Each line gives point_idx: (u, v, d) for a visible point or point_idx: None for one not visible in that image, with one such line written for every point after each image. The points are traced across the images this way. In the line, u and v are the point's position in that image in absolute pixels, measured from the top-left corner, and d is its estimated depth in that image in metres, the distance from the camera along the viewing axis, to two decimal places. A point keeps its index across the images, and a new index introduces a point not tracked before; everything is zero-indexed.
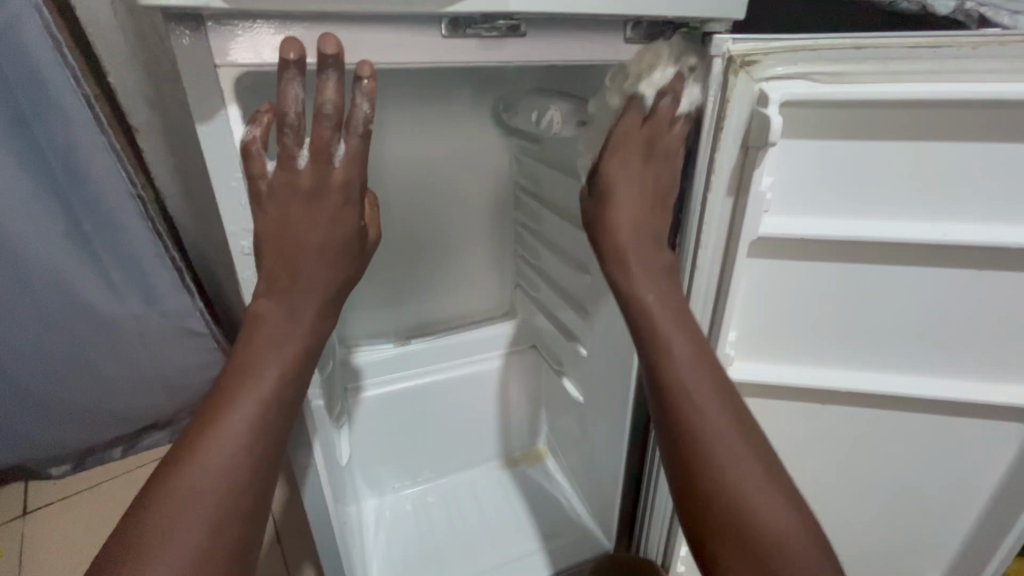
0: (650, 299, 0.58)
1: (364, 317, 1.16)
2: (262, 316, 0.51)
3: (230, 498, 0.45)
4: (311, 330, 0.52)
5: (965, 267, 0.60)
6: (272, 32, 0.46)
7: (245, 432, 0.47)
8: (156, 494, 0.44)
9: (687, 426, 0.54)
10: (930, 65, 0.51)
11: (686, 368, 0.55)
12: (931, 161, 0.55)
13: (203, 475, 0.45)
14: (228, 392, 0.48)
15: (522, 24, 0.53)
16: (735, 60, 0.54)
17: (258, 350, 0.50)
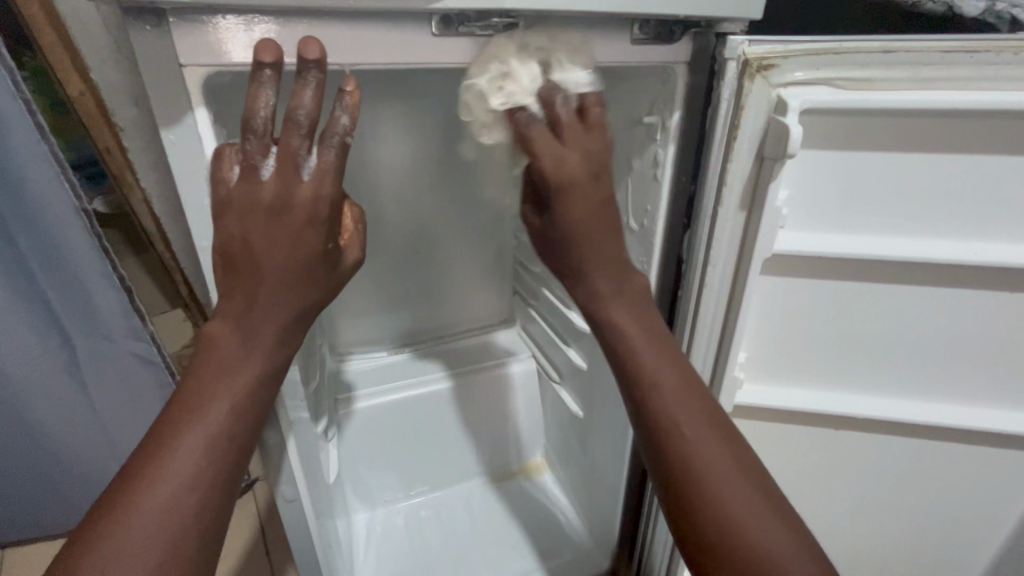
0: (630, 328, 0.52)
1: (356, 325, 1.13)
2: (215, 342, 0.47)
3: (176, 539, 0.42)
4: (264, 358, 0.48)
5: (998, 288, 0.56)
6: (244, 29, 0.42)
7: (184, 470, 0.43)
8: (92, 534, 0.41)
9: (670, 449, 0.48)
10: (965, 71, 0.47)
11: (664, 387, 0.50)
12: (964, 174, 0.50)
13: (135, 519, 0.41)
14: (169, 425, 0.44)
15: (520, 22, 0.49)
16: (752, 64, 0.49)
17: (202, 379, 0.46)
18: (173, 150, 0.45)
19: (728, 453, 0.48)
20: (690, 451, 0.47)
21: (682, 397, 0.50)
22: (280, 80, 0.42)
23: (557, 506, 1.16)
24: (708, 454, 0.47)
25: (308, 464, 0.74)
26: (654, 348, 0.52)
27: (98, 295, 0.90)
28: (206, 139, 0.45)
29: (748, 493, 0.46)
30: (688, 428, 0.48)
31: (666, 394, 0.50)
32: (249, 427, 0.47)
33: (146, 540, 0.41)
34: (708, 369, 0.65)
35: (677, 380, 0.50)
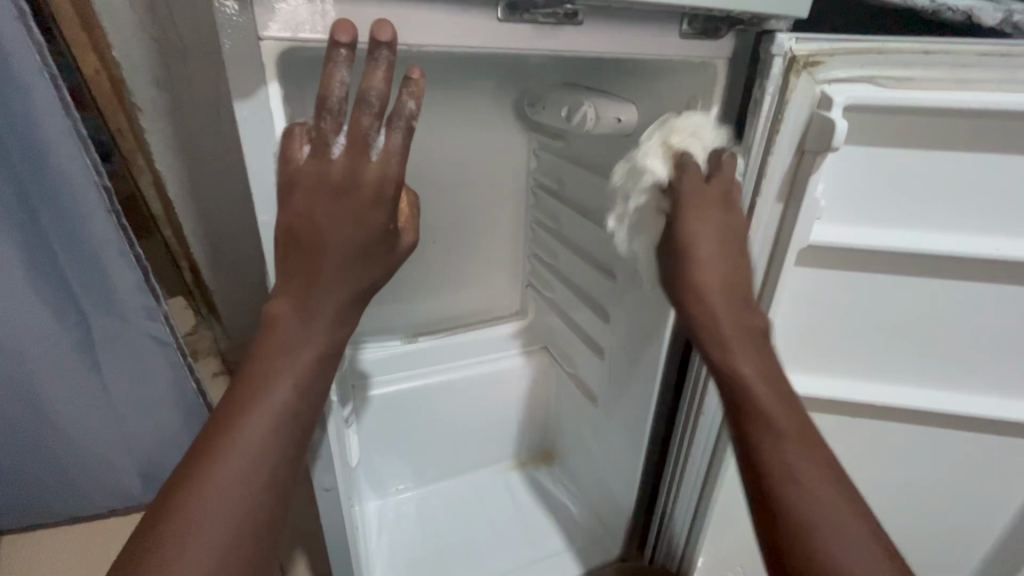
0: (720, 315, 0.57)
1: (371, 313, 1.13)
2: (278, 321, 0.48)
3: (246, 516, 0.42)
4: (323, 340, 0.49)
5: (1019, 282, 0.58)
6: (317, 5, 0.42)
7: (253, 447, 0.43)
8: (165, 511, 0.41)
9: (750, 422, 0.53)
10: (998, 74, 0.50)
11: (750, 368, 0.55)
12: (990, 171, 0.53)
13: (206, 495, 0.41)
14: (237, 402, 0.45)
15: (580, 12, 0.50)
16: (798, 61, 0.52)
17: (266, 358, 0.47)
18: (243, 125, 0.45)
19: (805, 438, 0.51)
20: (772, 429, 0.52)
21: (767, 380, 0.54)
22: (353, 60, 0.42)
23: (567, 496, 1.18)
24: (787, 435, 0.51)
25: (339, 446, 0.74)
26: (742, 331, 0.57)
27: (114, 272, 0.90)
28: (276, 114, 0.46)
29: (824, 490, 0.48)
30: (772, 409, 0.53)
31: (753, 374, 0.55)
32: (310, 408, 0.48)
33: (214, 518, 0.41)
34: None
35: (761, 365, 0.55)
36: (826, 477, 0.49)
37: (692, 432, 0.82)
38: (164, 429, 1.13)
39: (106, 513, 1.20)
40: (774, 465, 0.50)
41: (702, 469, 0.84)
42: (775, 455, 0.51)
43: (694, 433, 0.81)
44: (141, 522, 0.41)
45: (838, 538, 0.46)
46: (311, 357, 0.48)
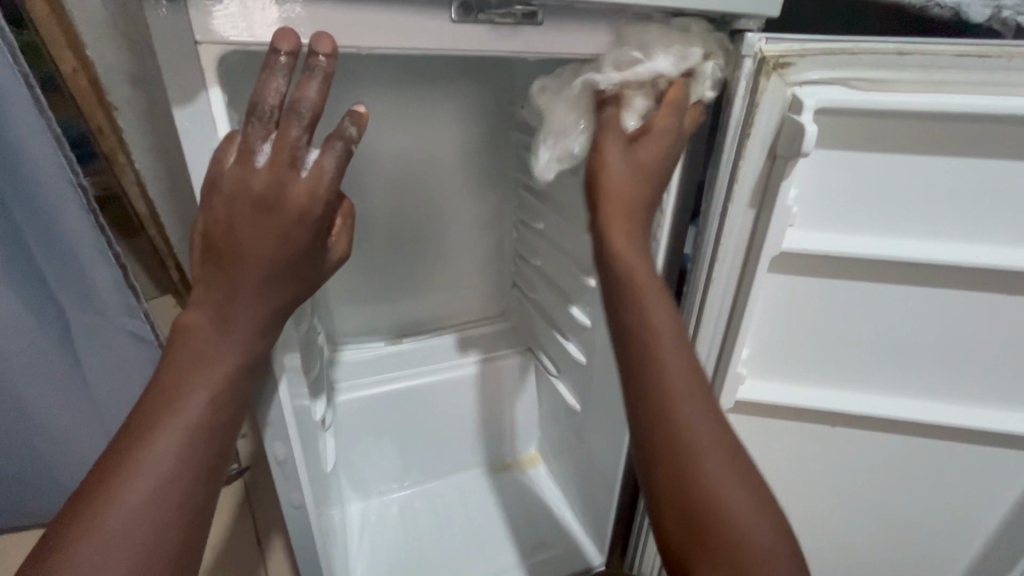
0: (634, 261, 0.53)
1: (351, 315, 1.12)
2: (192, 332, 0.46)
3: (155, 539, 0.40)
4: (237, 351, 0.47)
5: (996, 291, 0.57)
6: (261, 7, 0.41)
7: (159, 464, 0.42)
8: (62, 536, 0.39)
9: (654, 383, 0.49)
10: (975, 76, 0.48)
11: (667, 356, 0.49)
12: (967, 177, 0.51)
13: (111, 516, 0.39)
14: (141, 417, 0.43)
15: (540, 12, 0.48)
16: (768, 62, 0.49)
17: (173, 374, 0.45)
18: (185, 131, 0.44)
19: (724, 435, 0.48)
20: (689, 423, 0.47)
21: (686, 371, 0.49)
22: (291, 71, 0.41)
23: (551, 498, 1.17)
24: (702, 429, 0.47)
25: (307, 454, 0.73)
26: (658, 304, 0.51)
27: (92, 272, 0.88)
28: (220, 120, 0.44)
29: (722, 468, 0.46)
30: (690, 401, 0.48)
31: (673, 360, 0.49)
32: (226, 422, 0.46)
33: (116, 540, 0.39)
34: (711, 367, 0.66)
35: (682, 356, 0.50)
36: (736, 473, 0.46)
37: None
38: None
39: None
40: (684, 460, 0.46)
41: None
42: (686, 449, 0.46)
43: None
44: (42, 542, 0.40)
45: (742, 526, 0.44)
46: (223, 369, 0.46)
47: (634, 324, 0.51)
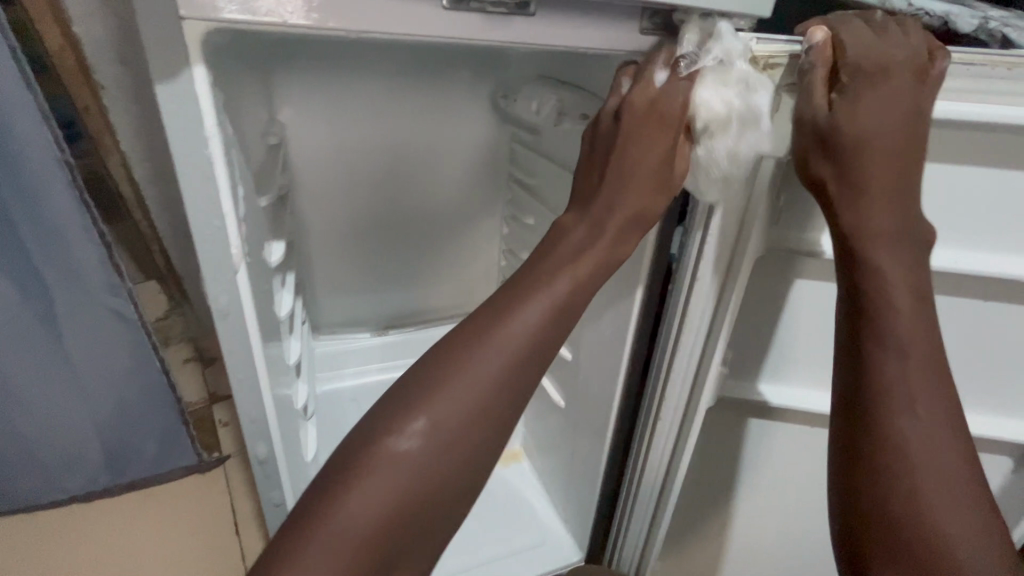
0: (887, 223, 0.50)
1: (334, 305, 1.14)
2: (501, 319, 0.53)
3: (412, 491, 0.47)
4: (535, 329, 0.52)
5: (968, 295, 0.59)
6: None
7: (445, 419, 0.49)
8: (356, 462, 0.47)
9: (890, 347, 0.48)
10: (958, 83, 0.49)
11: (911, 356, 0.48)
12: (942, 183, 0.53)
13: (388, 461, 0.47)
14: (440, 359, 0.52)
15: (532, 2, 0.48)
16: (758, 62, 0.51)
17: (476, 335, 0.52)
18: (167, 110, 0.42)
19: (959, 442, 0.47)
20: (910, 430, 0.47)
21: (929, 371, 0.48)
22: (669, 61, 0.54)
23: (533, 495, 1.17)
24: (932, 446, 0.46)
25: (287, 446, 0.72)
26: (914, 305, 0.49)
27: (77, 252, 0.87)
28: (204, 99, 0.43)
29: (947, 447, 0.47)
30: (922, 412, 0.47)
31: (911, 362, 0.48)
32: (482, 434, 0.51)
33: (403, 475, 0.47)
34: (693, 365, 0.67)
35: (929, 353, 0.48)
36: (962, 489, 0.45)
37: (645, 451, 0.77)
38: (130, 415, 1.11)
39: (69, 500, 1.19)
40: (901, 461, 0.46)
41: (655, 493, 0.80)
42: (904, 455, 0.46)
43: (646, 454, 0.77)
44: (336, 459, 0.49)
45: (942, 519, 0.45)
46: (518, 342, 0.52)
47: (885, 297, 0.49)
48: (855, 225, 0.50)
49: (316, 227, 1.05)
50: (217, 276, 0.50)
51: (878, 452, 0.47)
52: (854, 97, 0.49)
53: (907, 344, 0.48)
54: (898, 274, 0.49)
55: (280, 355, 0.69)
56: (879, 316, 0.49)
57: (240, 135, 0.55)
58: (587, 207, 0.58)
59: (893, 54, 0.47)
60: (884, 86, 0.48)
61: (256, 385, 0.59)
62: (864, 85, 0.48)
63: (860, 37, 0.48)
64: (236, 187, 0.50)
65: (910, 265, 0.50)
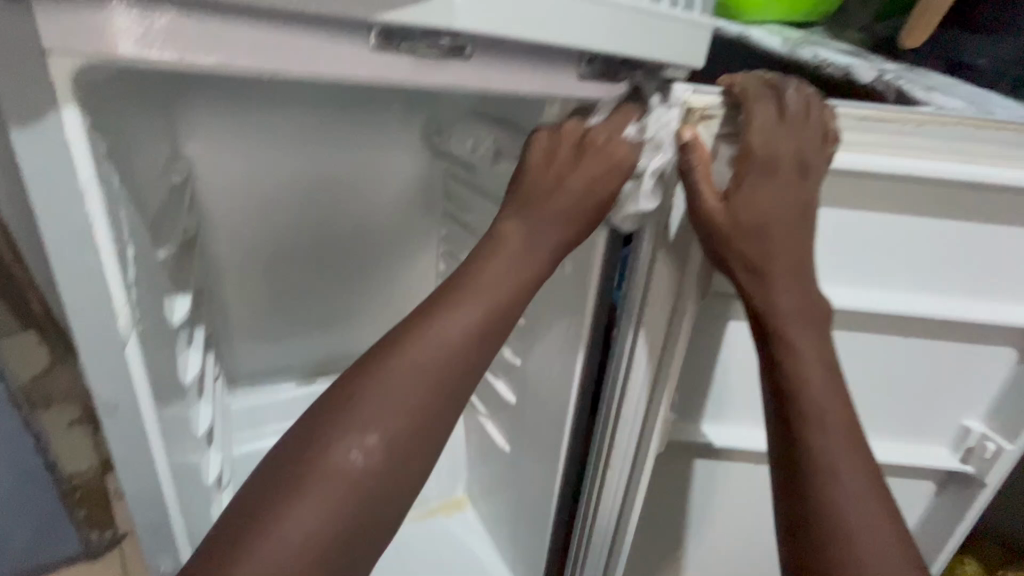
0: (785, 290, 0.48)
1: (251, 353, 1.03)
2: (430, 317, 0.48)
3: (348, 519, 0.41)
4: (482, 320, 0.49)
5: (886, 331, 0.63)
6: (131, 13, 0.34)
7: (395, 419, 0.44)
8: (277, 493, 0.40)
9: (803, 414, 0.47)
10: (879, 138, 0.51)
11: (832, 427, 0.46)
12: (863, 229, 0.56)
13: (320, 485, 0.41)
14: (386, 351, 0.47)
15: (468, 45, 0.45)
16: (695, 113, 0.50)
17: (421, 327, 0.48)
18: (25, 159, 0.35)
19: (890, 508, 0.44)
20: (843, 500, 0.44)
21: (847, 442, 0.46)
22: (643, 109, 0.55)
23: (479, 547, 1.10)
24: (866, 512, 0.44)
25: (194, 533, 0.61)
26: (826, 376, 0.48)
27: None
28: (75, 146, 0.36)
29: (874, 514, 0.44)
30: (849, 478, 0.45)
31: (832, 432, 0.46)
32: (427, 440, 0.46)
33: (351, 493, 0.41)
34: (641, 408, 0.65)
35: (845, 419, 0.47)
36: (906, 558, 0.42)
37: (595, 499, 0.73)
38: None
39: None
40: (838, 538, 0.43)
41: (608, 543, 0.76)
42: (838, 529, 0.43)
43: (597, 504, 0.73)
44: (237, 512, 0.40)
45: None
46: (463, 332, 0.48)
47: (789, 362, 0.48)
48: (766, 304, 0.49)
49: (231, 268, 0.95)
50: (98, 349, 0.42)
51: (818, 528, 0.44)
52: (747, 192, 0.47)
53: (818, 409, 0.47)
54: (808, 345, 0.48)
55: (183, 427, 0.60)
56: (796, 389, 0.47)
57: (128, 180, 0.47)
58: (527, 212, 0.55)
59: (781, 150, 0.46)
60: (771, 179, 0.47)
61: (151, 472, 0.50)
62: (758, 176, 0.47)
63: (764, 126, 0.46)
64: (123, 244, 0.42)
65: (819, 337, 0.49)
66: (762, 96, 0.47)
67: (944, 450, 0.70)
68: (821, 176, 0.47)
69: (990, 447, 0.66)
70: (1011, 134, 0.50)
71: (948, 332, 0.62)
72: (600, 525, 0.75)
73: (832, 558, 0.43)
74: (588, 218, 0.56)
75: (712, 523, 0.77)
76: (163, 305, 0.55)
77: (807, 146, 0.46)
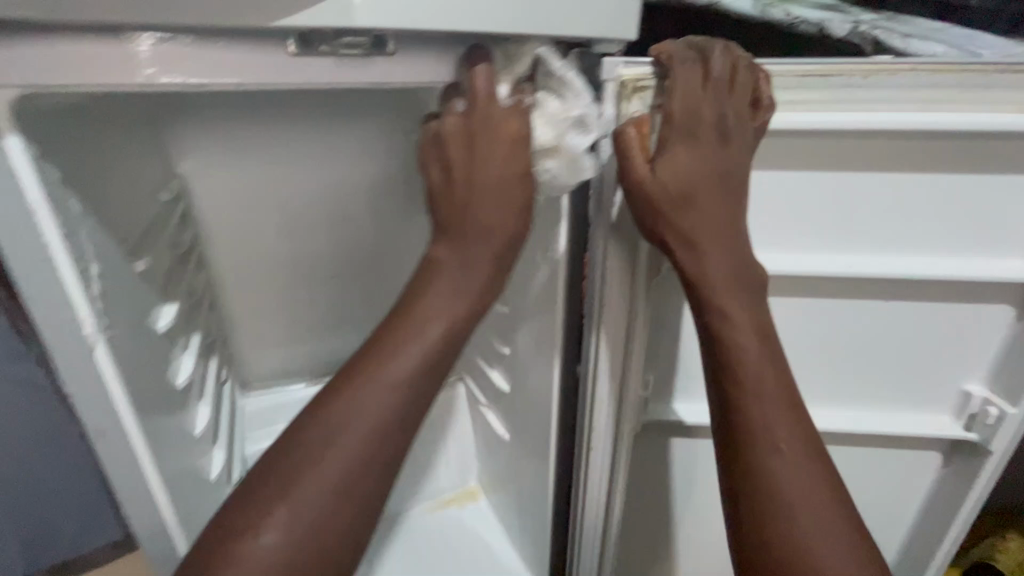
0: (718, 261, 0.47)
1: (261, 356, 1.09)
2: (440, 263, 0.54)
3: (375, 431, 0.49)
4: (415, 369, 0.50)
5: (866, 296, 0.60)
6: (41, 45, 0.36)
7: (329, 472, 0.47)
8: (335, 394, 0.50)
9: (740, 385, 0.46)
10: (827, 94, 0.49)
11: (768, 396, 0.45)
12: (826, 190, 0.54)
13: (366, 392, 0.49)
14: (406, 318, 0.52)
15: (389, 41, 0.46)
16: (626, 86, 0.49)
17: (334, 416, 0.49)
18: None
19: (825, 476, 0.45)
20: (778, 475, 0.44)
21: (783, 414, 0.45)
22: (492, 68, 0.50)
23: (492, 535, 1.11)
24: (797, 480, 0.44)
25: (196, 524, 0.65)
26: (763, 347, 0.47)
27: None
28: (21, 171, 0.39)
29: (807, 482, 0.44)
30: (785, 448, 0.44)
31: (769, 406, 0.45)
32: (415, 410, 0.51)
33: (377, 425, 0.49)
34: (615, 390, 0.64)
35: (782, 389, 0.46)
36: (839, 524, 0.43)
37: (583, 485, 0.73)
38: (32, 478, 0.87)
39: None
40: (768, 510, 0.44)
41: (599, 529, 0.76)
42: (772, 501, 0.44)
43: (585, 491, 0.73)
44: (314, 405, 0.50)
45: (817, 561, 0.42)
46: (368, 417, 0.49)
47: (724, 334, 0.47)
48: (698, 273, 0.48)
49: (233, 279, 1.00)
50: (67, 355, 0.45)
51: (752, 503, 0.44)
52: (671, 157, 0.46)
53: (751, 378, 0.46)
54: (742, 318, 0.47)
55: (175, 434, 0.63)
56: (735, 364, 0.46)
57: (94, 195, 0.51)
58: (457, 241, 0.54)
59: (706, 114, 0.45)
60: (695, 146, 0.45)
61: (134, 473, 0.53)
62: (681, 140, 0.46)
63: (687, 90, 0.45)
64: (85, 261, 0.45)
65: (753, 303, 0.48)
66: (687, 60, 0.46)
67: (946, 419, 0.66)
68: (749, 144, 0.46)
69: (991, 412, 0.62)
70: (973, 77, 0.47)
71: (933, 294, 0.59)
72: (591, 512, 0.74)
73: (765, 533, 0.43)
74: (488, 270, 0.54)
75: (709, 502, 0.76)
76: (144, 314, 0.59)
77: (731, 110, 0.45)
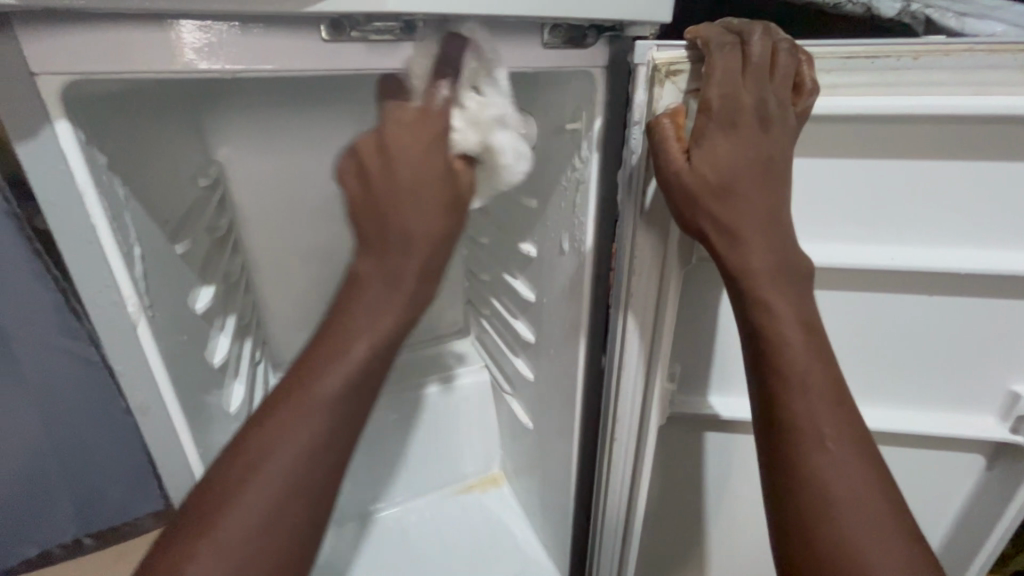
0: (760, 252, 0.45)
1: (293, 339, 1.12)
2: (363, 280, 0.45)
3: (320, 449, 0.41)
4: (352, 380, 0.42)
5: (909, 289, 0.57)
6: (89, 34, 0.38)
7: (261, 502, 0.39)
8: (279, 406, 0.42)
9: (783, 380, 0.44)
10: (873, 76, 0.46)
11: (814, 392, 0.43)
12: (870, 178, 0.52)
13: (303, 408, 0.41)
14: (336, 325, 0.44)
15: (418, 24, 0.46)
16: (660, 71, 0.48)
17: (270, 434, 0.41)
18: (31, 166, 0.40)
19: (879, 478, 0.42)
20: (827, 473, 0.42)
21: (832, 409, 0.43)
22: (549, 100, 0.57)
23: (515, 520, 1.13)
24: (850, 480, 0.42)
25: None
26: (808, 341, 0.45)
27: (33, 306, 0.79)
28: (70, 155, 0.41)
29: (862, 482, 0.42)
30: (835, 446, 0.42)
31: (816, 399, 0.43)
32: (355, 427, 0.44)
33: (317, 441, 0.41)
34: (641, 380, 0.63)
35: (831, 383, 0.44)
36: (892, 527, 0.40)
37: (606, 474, 0.73)
38: (84, 445, 0.92)
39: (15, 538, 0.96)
40: (818, 510, 0.41)
41: (622, 519, 0.75)
42: (820, 499, 0.42)
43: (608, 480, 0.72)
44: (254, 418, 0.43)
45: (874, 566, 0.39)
46: (312, 433, 0.41)
47: (767, 326, 0.45)
48: (740, 264, 0.46)
49: (267, 264, 1.03)
50: (112, 333, 0.48)
51: (798, 500, 0.42)
52: (710, 147, 0.45)
53: (796, 374, 0.44)
54: (786, 310, 0.45)
55: (212, 412, 0.66)
56: (778, 358, 0.45)
57: (137, 179, 0.53)
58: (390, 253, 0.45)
59: (746, 100, 0.44)
60: (733, 134, 0.44)
61: (176, 447, 0.56)
62: (720, 127, 0.44)
63: (726, 76, 0.44)
64: (128, 243, 0.47)
65: (797, 296, 0.46)
66: (725, 44, 0.44)
67: (992, 420, 0.63)
68: (791, 130, 0.44)
69: None
70: None
71: (983, 289, 0.56)
72: (614, 501, 0.74)
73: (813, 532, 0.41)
74: (426, 277, 0.46)
75: (735, 497, 0.75)
76: (183, 295, 0.62)
77: (772, 95, 0.43)
